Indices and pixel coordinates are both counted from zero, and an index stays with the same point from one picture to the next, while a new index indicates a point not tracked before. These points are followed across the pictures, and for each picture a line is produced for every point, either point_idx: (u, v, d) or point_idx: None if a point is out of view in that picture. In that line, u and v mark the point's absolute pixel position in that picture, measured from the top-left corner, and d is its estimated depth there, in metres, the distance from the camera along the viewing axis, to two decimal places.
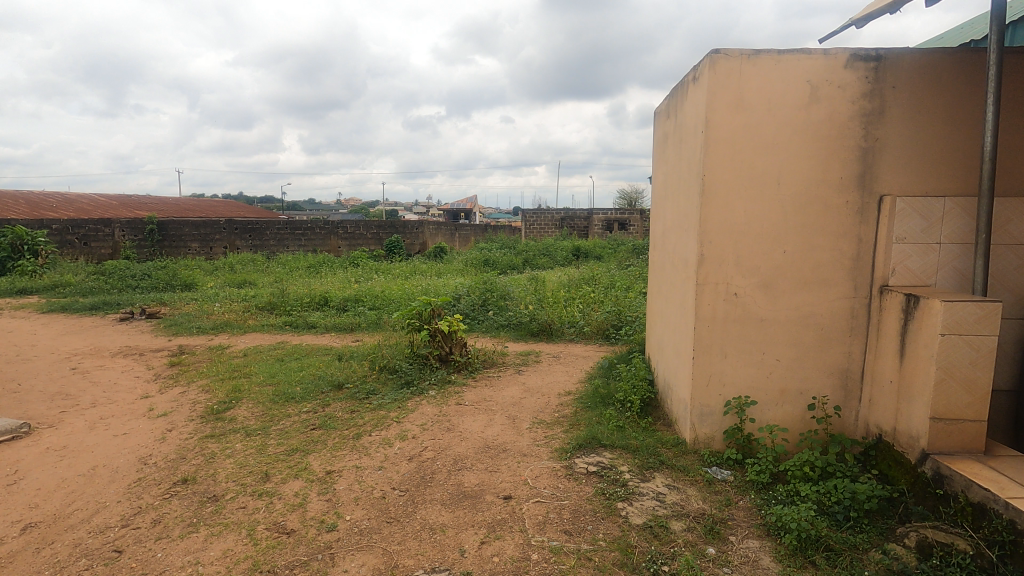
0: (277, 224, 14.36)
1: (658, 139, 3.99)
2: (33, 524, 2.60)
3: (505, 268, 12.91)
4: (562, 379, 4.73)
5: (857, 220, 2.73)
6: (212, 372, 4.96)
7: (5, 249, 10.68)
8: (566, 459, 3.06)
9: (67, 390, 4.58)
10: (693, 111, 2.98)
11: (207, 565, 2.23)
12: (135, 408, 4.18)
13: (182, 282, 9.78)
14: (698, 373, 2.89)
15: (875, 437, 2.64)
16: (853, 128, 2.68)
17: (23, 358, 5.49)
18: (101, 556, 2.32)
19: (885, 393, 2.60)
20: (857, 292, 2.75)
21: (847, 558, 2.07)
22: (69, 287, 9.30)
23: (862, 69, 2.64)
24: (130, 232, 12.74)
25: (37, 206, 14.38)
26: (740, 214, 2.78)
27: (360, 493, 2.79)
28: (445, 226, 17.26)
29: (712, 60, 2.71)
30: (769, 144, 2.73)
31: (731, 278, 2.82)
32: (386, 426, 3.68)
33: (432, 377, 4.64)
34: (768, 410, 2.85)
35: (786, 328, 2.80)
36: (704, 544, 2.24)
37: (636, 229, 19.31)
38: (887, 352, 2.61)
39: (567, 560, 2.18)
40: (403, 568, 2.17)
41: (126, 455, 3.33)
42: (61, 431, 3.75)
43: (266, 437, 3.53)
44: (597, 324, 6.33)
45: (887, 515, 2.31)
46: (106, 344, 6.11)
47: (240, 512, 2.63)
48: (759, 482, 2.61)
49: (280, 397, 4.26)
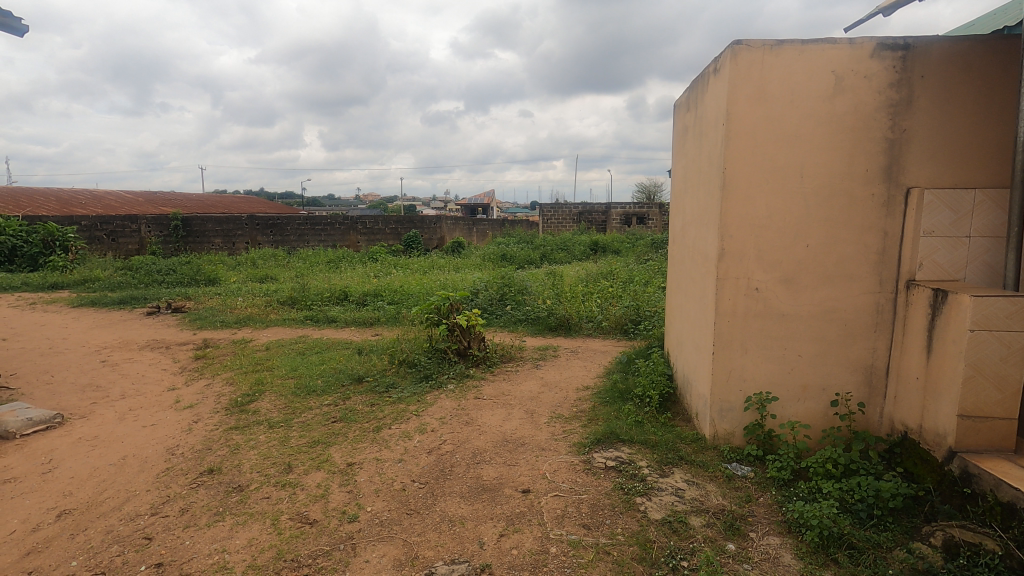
0: (298, 220, 14.52)
1: (678, 133, 3.94)
2: (67, 511, 2.69)
3: (522, 263, 12.89)
4: (580, 374, 4.72)
5: (884, 213, 2.67)
6: (236, 365, 5.06)
7: (37, 245, 10.99)
8: (585, 454, 3.06)
9: (98, 382, 4.73)
10: (714, 104, 2.94)
11: (233, 553, 2.29)
12: (162, 400, 4.29)
13: (206, 278, 9.99)
14: (718, 368, 2.87)
15: (901, 434, 2.59)
16: (879, 118, 2.62)
17: (56, 350, 5.67)
18: (132, 543, 2.39)
19: (911, 390, 2.55)
20: (883, 286, 2.70)
21: (870, 557, 2.04)
22: (99, 281, 9.54)
23: (890, 58, 2.58)
24: (156, 228, 13.01)
25: (67, 203, 14.77)
26: (761, 208, 2.75)
27: (380, 485, 2.83)
28: (463, 220, 17.29)
29: (733, 52, 2.67)
30: (792, 137, 2.69)
31: (752, 273, 2.78)
32: (406, 419, 3.72)
33: (450, 371, 4.67)
34: (789, 406, 2.82)
35: (809, 323, 2.76)
36: (723, 540, 2.22)
37: (654, 224, 19.15)
38: (914, 348, 2.56)
39: (585, 554, 2.19)
40: (423, 559, 2.20)
41: (155, 446, 3.42)
42: (93, 422, 3.86)
43: (288, 429, 3.60)
44: (616, 320, 6.31)
45: (912, 513, 2.26)
46: (134, 337, 6.29)
47: (264, 503, 2.68)
48: (780, 479, 2.58)
49: (302, 390, 4.33)
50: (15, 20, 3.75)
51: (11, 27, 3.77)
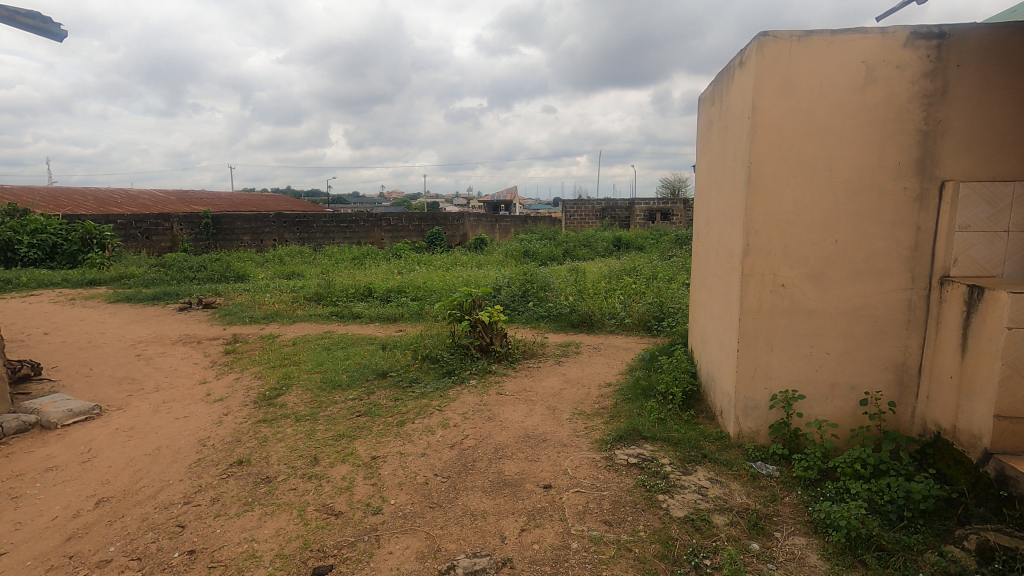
0: (323, 217, 14.77)
1: (702, 127, 3.89)
2: (105, 499, 2.79)
3: (545, 259, 12.88)
4: (603, 370, 4.71)
5: (917, 207, 2.60)
6: (264, 360, 5.19)
7: (76, 243, 11.40)
8: (606, 450, 3.06)
9: (133, 375, 4.89)
10: (739, 98, 2.89)
11: (262, 542, 2.35)
12: (193, 393, 4.42)
13: (235, 274, 10.24)
14: (743, 365, 2.83)
15: (934, 435, 2.52)
16: (913, 109, 2.55)
17: (94, 344, 5.89)
18: (166, 530, 2.48)
19: (945, 389, 2.48)
20: (916, 282, 2.63)
21: (899, 559, 1.99)
22: (134, 278, 9.86)
23: (924, 47, 2.50)
24: (187, 227, 13.36)
25: (104, 202, 15.26)
26: (789, 203, 2.69)
27: (404, 478, 2.87)
28: (485, 217, 17.35)
29: (760, 43, 2.62)
30: (820, 130, 2.63)
31: (778, 270, 2.73)
32: (429, 414, 3.76)
33: (473, 367, 4.70)
34: (816, 404, 2.76)
35: (837, 320, 2.70)
36: (747, 539, 2.20)
37: (679, 220, 18.89)
38: (948, 345, 2.48)
39: (606, 550, 2.19)
40: (446, 552, 2.23)
41: (187, 437, 3.53)
42: (128, 413, 4.00)
43: (314, 422, 3.67)
44: (639, 316, 6.26)
45: (944, 515, 2.20)
46: (167, 332, 6.49)
47: (291, 494, 2.75)
48: (807, 478, 2.53)
49: (328, 384, 4.42)
50: (55, 26, 3.88)
51: (50, 32, 3.90)
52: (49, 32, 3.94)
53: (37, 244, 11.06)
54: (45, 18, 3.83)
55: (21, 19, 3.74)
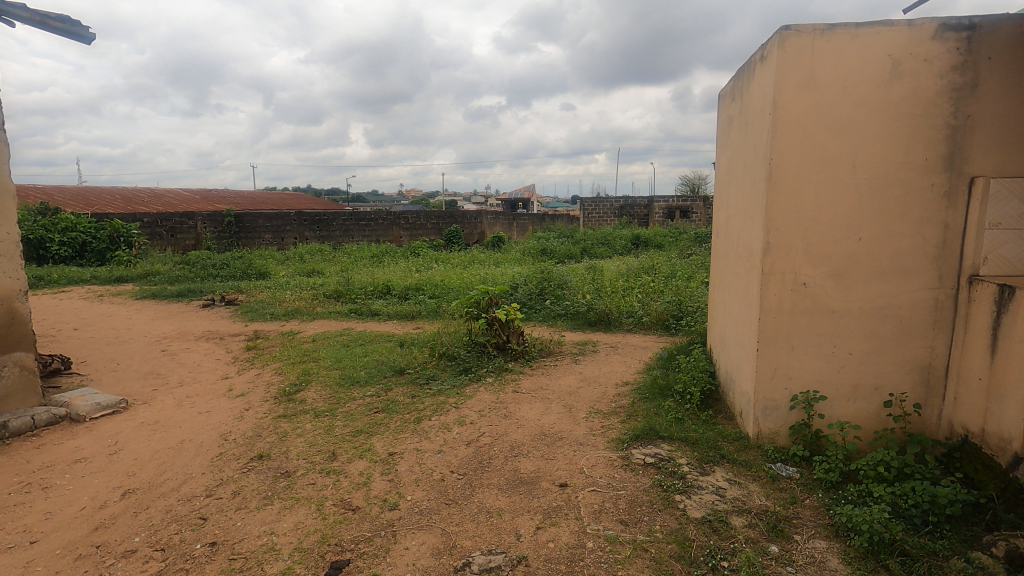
0: (343, 215, 14.93)
1: (722, 123, 3.83)
2: (130, 491, 2.87)
3: (562, 257, 12.85)
4: (620, 368, 4.69)
5: (945, 204, 2.53)
6: (284, 356, 5.27)
7: (104, 241, 11.71)
8: (623, 450, 3.04)
9: (158, 370, 5.01)
10: (760, 93, 2.84)
11: (281, 536, 2.39)
12: (216, 388, 4.51)
13: (257, 271, 10.41)
14: (763, 365, 2.78)
15: (961, 438, 2.45)
16: (941, 104, 2.48)
17: (121, 339, 6.04)
18: (189, 522, 2.53)
19: (973, 391, 2.41)
20: (943, 282, 2.56)
21: (924, 565, 1.94)
22: (159, 275, 10.08)
23: (953, 40, 2.44)
24: (211, 224, 13.60)
25: (131, 201, 15.62)
26: (811, 200, 2.64)
27: (420, 474, 2.89)
28: (502, 215, 17.36)
29: (782, 37, 2.57)
30: (843, 126, 2.58)
31: (799, 268, 2.68)
32: (445, 411, 3.78)
33: (489, 364, 4.72)
34: (838, 406, 2.71)
35: (860, 320, 2.65)
36: (766, 541, 2.17)
37: (698, 217, 18.65)
38: (977, 346, 2.41)
39: (622, 549, 2.18)
40: (461, 548, 2.24)
41: (209, 431, 3.60)
42: (153, 407, 4.10)
43: (333, 418, 3.72)
44: (657, 315, 6.21)
45: (972, 521, 2.14)
46: (190, 328, 6.62)
47: (310, 488, 2.79)
48: (828, 480, 2.49)
49: (346, 380, 4.47)
50: (83, 29, 3.98)
51: (79, 35, 4.01)
52: (78, 35, 4.05)
53: (67, 242, 11.37)
54: (74, 21, 3.94)
55: (51, 22, 3.85)
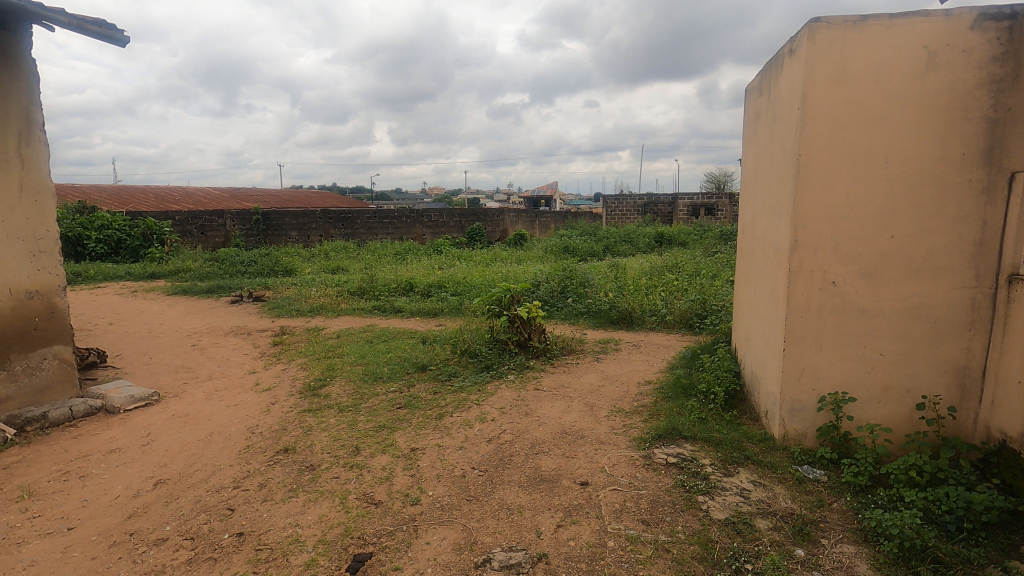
0: (367, 213, 15.11)
1: (749, 119, 3.76)
2: (162, 481, 2.95)
3: (584, 255, 12.78)
4: (643, 367, 4.64)
5: (983, 200, 2.44)
6: (309, 351, 5.35)
7: (138, 238, 12.07)
8: (645, 449, 3.01)
9: (188, 364, 5.14)
10: (788, 88, 2.79)
11: (305, 528, 2.43)
12: (243, 382, 4.61)
13: (283, 269, 10.59)
14: (790, 365, 2.73)
15: (998, 443, 2.37)
16: (979, 97, 2.39)
17: (153, 334, 6.21)
18: (217, 513, 2.59)
19: (1011, 394, 2.32)
20: (980, 281, 2.47)
21: (958, 573, 1.88)
22: (190, 272, 10.35)
23: (993, 30, 2.35)
24: (239, 222, 13.89)
25: (164, 199, 16.06)
26: (840, 197, 2.58)
27: (442, 470, 2.91)
28: (525, 213, 17.37)
29: (812, 29, 2.51)
30: (875, 120, 2.51)
31: (828, 266, 2.62)
32: (466, 408, 3.80)
33: (511, 362, 4.72)
34: (868, 407, 2.64)
35: (892, 320, 2.57)
36: (792, 545, 2.13)
37: (723, 215, 18.37)
38: (1016, 348, 2.32)
39: (644, 549, 2.16)
40: (481, 544, 2.25)
41: (237, 424, 3.68)
42: (184, 400, 4.21)
43: (356, 413, 3.77)
44: (680, 313, 6.13)
45: (1009, 529, 2.07)
46: (219, 323, 6.78)
47: (334, 482, 2.83)
48: (857, 484, 2.43)
49: (369, 376, 4.52)
50: (118, 32, 4.09)
51: (114, 38, 4.12)
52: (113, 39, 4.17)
53: (104, 240, 11.75)
54: (110, 25, 4.06)
55: (88, 25, 3.96)
